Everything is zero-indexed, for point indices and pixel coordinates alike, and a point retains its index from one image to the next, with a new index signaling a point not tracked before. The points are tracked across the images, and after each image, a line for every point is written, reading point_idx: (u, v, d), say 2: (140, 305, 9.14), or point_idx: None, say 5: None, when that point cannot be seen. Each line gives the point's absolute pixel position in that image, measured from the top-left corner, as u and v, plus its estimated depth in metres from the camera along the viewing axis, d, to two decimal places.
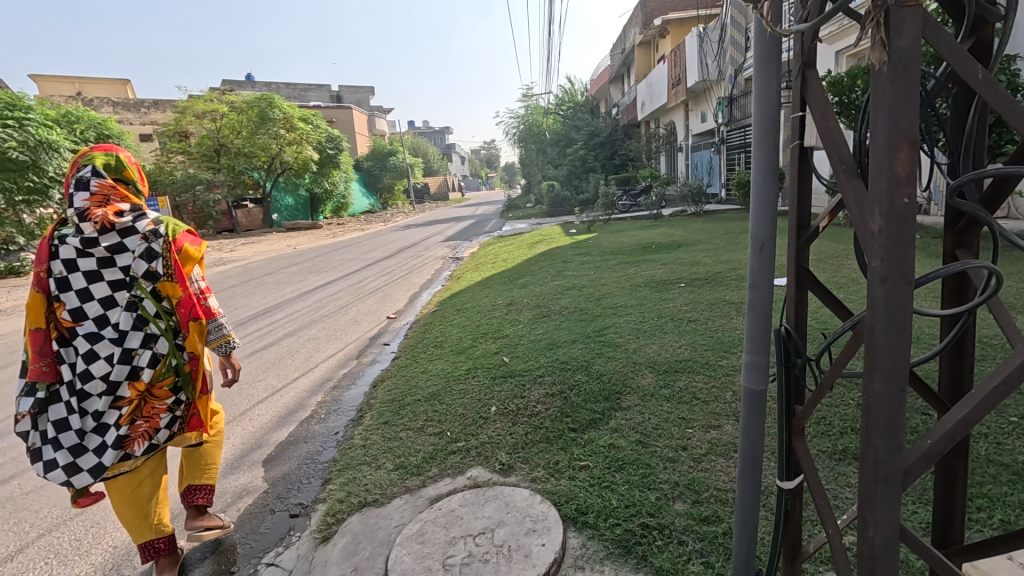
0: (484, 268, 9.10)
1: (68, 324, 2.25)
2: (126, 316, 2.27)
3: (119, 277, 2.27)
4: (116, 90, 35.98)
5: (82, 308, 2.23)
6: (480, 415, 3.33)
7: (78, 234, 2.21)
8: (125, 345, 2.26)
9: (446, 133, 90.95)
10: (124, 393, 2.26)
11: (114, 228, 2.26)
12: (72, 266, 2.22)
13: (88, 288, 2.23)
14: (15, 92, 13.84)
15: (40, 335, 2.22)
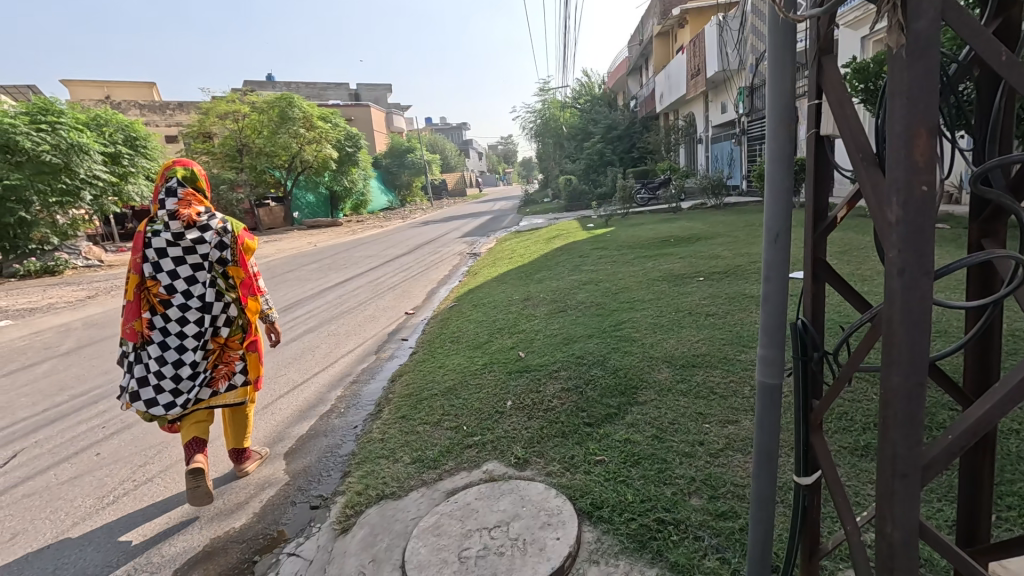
0: (501, 263, 9.12)
1: (158, 297, 2.87)
2: (205, 291, 2.91)
3: (199, 262, 2.91)
4: (142, 93, 36.92)
5: (171, 285, 2.85)
6: (496, 409, 3.35)
7: (169, 230, 2.84)
8: (206, 314, 2.92)
9: (464, 129, 91.04)
10: (209, 347, 2.97)
11: (196, 225, 2.91)
12: (164, 254, 2.83)
13: (175, 270, 2.86)
14: (47, 98, 14.34)
15: (131, 306, 2.86)
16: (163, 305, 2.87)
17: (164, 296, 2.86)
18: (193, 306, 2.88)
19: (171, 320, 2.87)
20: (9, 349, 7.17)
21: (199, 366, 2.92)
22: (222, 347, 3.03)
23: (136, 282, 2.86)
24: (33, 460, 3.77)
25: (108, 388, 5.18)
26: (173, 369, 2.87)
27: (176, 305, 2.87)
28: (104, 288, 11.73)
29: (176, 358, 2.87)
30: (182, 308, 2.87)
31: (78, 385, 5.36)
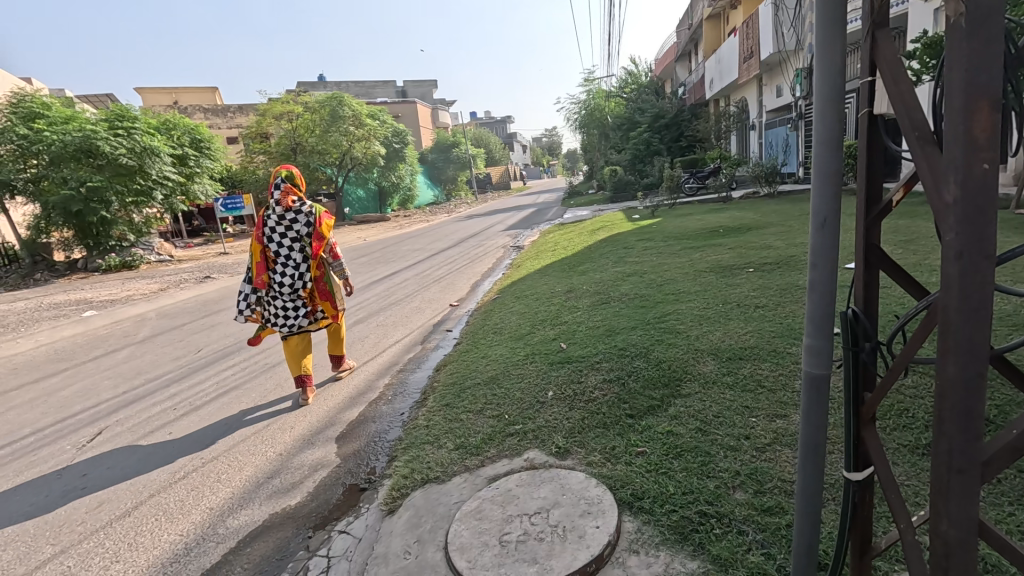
0: (545, 255, 9.14)
1: (271, 258, 4.19)
2: (298, 254, 4.20)
3: (295, 233, 4.21)
4: (206, 98, 39.20)
5: (278, 249, 4.18)
6: (537, 399, 3.38)
7: (276, 210, 4.15)
8: (298, 268, 4.21)
9: (507, 123, 91.17)
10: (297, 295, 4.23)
11: (293, 208, 4.21)
12: (274, 227, 4.16)
13: (281, 238, 4.18)
14: (123, 105, 15.49)
15: (256, 264, 4.22)
16: (274, 264, 4.22)
17: (274, 256, 4.19)
18: (292, 267, 4.19)
19: (278, 273, 4.19)
20: (94, 337, 7.85)
21: (294, 305, 4.19)
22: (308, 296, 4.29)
23: (256, 246, 4.22)
24: (116, 437, 4.13)
25: (179, 374, 5.58)
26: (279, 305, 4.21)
27: (281, 262, 4.19)
28: (174, 281, 12.61)
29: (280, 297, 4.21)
30: (284, 265, 4.19)
31: (152, 370, 5.81)
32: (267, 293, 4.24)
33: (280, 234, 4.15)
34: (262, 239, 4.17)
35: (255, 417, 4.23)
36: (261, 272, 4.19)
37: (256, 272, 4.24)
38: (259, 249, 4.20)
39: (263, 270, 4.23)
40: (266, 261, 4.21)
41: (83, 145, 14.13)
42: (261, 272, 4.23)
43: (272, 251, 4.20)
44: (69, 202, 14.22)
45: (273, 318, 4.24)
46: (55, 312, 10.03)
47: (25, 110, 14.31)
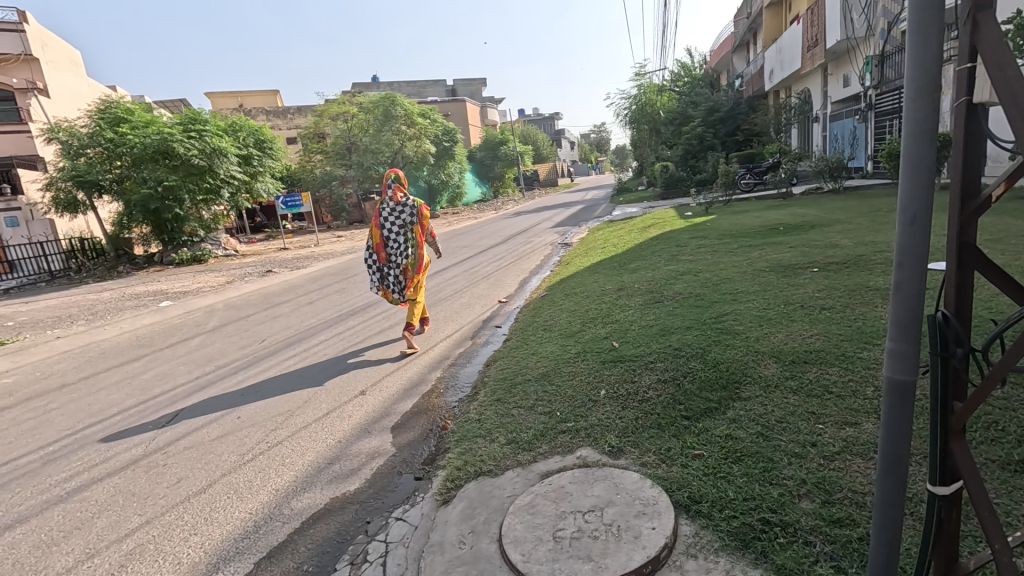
0: (593, 253, 9.05)
1: (382, 240, 5.27)
2: (403, 238, 5.26)
3: (402, 221, 5.28)
4: (268, 100, 41.32)
5: (388, 234, 5.24)
6: (589, 397, 3.37)
7: (388, 203, 5.20)
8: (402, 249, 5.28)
9: (555, 119, 90.68)
10: (401, 270, 5.31)
11: (401, 200, 5.28)
12: (386, 216, 5.24)
13: (392, 225, 5.26)
14: (195, 109, 16.56)
15: (371, 244, 5.37)
16: (384, 244, 5.31)
17: (385, 239, 5.28)
18: (398, 247, 5.26)
19: (388, 252, 5.30)
20: (169, 325, 8.47)
21: (398, 278, 5.29)
22: (408, 272, 5.33)
23: (372, 230, 5.33)
24: (192, 417, 4.47)
25: (246, 361, 5.93)
26: (388, 276, 5.35)
27: (391, 243, 5.28)
28: (239, 274, 13.39)
29: (388, 271, 5.33)
30: (392, 246, 5.28)
31: (221, 358, 6.20)
32: (379, 267, 5.39)
33: (390, 222, 5.22)
34: (375, 225, 5.26)
35: (316, 405, 4.43)
36: (375, 250, 5.34)
37: (372, 250, 5.41)
38: (374, 231, 5.30)
39: (376, 249, 5.37)
40: (378, 242, 5.31)
41: (160, 147, 15.12)
42: (376, 250, 5.37)
43: (384, 235, 5.29)
44: (147, 200, 15.36)
45: (384, 287, 5.39)
46: (136, 302, 10.88)
47: (112, 115, 15.59)
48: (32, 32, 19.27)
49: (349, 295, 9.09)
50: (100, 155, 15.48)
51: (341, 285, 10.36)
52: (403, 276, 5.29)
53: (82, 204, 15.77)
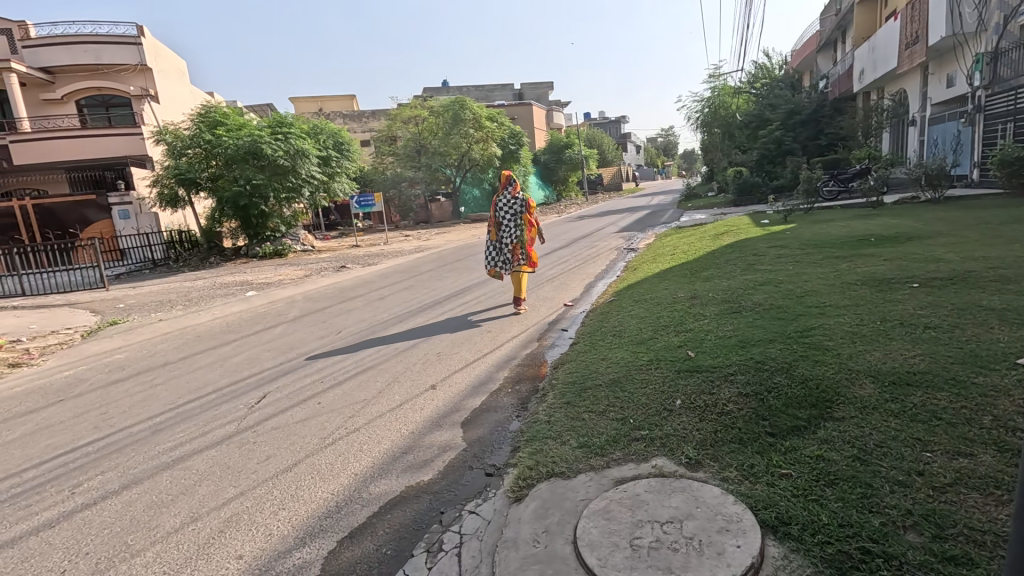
0: (662, 259, 8.83)
1: (498, 224, 7.08)
2: (513, 222, 6.98)
3: (514, 209, 7.04)
4: (345, 104, 43.68)
5: (502, 219, 7.03)
6: (664, 407, 3.29)
7: (502, 195, 6.94)
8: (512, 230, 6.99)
9: (622, 123, 89.15)
10: (511, 249, 7.03)
11: (513, 193, 7.05)
12: (500, 205, 7.02)
13: (506, 212, 7.03)
14: (281, 114, 17.82)
15: (491, 229, 7.21)
16: (500, 228, 7.10)
17: (500, 222, 7.06)
18: (509, 231, 7.01)
19: (502, 234, 7.07)
20: (256, 313, 9.15)
21: (508, 254, 7.01)
22: (517, 249, 7.03)
23: (493, 217, 7.16)
24: (278, 399, 4.82)
25: (325, 350, 6.31)
26: (502, 251, 7.09)
27: (505, 226, 7.08)
28: (316, 269, 14.20)
29: (501, 247, 7.09)
30: (506, 228, 7.06)
31: (301, 346, 6.60)
32: (496, 245, 7.20)
33: (504, 209, 6.99)
34: (493, 212, 7.09)
35: (390, 396, 4.62)
36: (494, 232, 7.18)
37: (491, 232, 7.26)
38: (494, 218, 7.14)
39: (495, 232, 7.19)
40: (495, 225, 7.12)
41: (251, 147, 16.35)
42: (495, 233, 7.20)
43: (501, 219, 7.11)
44: (237, 197, 16.60)
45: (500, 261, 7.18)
46: (226, 291, 11.81)
47: (210, 118, 17.02)
48: (148, 44, 21.44)
49: (418, 293, 9.42)
50: (198, 155, 16.92)
51: (409, 283, 10.75)
52: (511, 253, 7.00)
53: (182, 200, 17.48)
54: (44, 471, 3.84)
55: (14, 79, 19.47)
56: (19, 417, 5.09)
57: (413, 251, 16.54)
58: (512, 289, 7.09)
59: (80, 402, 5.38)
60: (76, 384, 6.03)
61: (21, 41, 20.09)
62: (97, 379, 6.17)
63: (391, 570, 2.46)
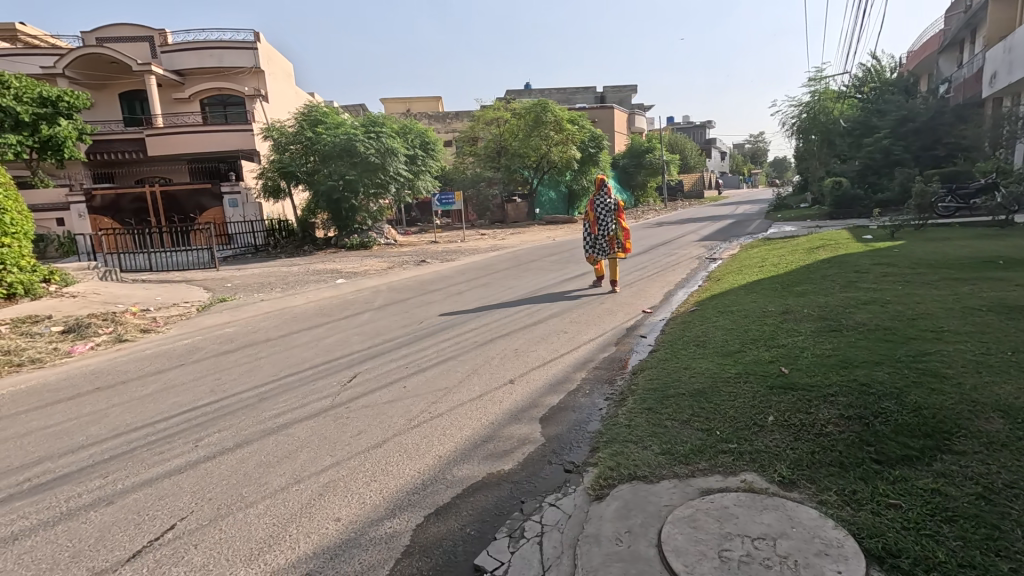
0: (749, 271, 8.44)
1: (595, 221, 8.41)
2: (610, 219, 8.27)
3: (609, 206, 8.40)
4: (430, 106, 45.60)
5: (599, 217, 8.33)
6: (754, 422, 3.17)
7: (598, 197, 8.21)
8: (609, 224, 8.42)
9: (707, 128, 85.58)
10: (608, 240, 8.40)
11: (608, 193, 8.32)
12: (598, 205, 8.32)
13: (602, 209, 8.47)
14: (375, 114, 18.92)
15: (589, 224, 8.55)
16: (597, 224, 8.43)
17: (599, 218, 8.48)
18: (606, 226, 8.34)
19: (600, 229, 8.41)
20: (344, 299, 9.80)
21: (607, 245, 8.39)
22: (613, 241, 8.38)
23: (591, 214, 8.47)
24: (367, 379, 5.17)
25: (408, 337, 6.67)
26: (601, 243, 8.46)
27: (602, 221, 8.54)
28: (399, 262, 14.90)
29: (600, 240, 8.45)
30: (602, 224, 8.38)
31: (387, 333, 7.00)
32: (595, 236, 8.56)
33: (601, 208, 8.33)
34: (591, 210, 8.41)
35: (470, 386, 4.81)
36: (592, 226, 8.52)
37: (590, 225, 8.59)
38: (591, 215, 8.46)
39: (594, 226, 8.54)
40: (593, 221, 8.45)
41: (346, 145, 17.53)
42: (594, 227, 8.55)
43: (597, 216, 8.54)
44: (331, 191, 17.80)
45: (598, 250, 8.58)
46: (317, 278, 12.70)
47: (312, 118, 18.41)
48: (263, 49, 23.70)
49: (494, 290, 9.67)
50: (300, 151, 18.34)
51: (486, 280, 11.01)
52: (609, 245, 8.37)
53: (283, 190, 19.15)
54: (174, 423, 4.38)
55: (153, 81, 22.16)
56: (149, 376, 5.81)
57: (490, 251, 16.90)
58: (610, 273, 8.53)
59: (198, 367, 6.06)
60: (194, 351, 6.78)
61: (160, 47, 22.95)
62: (210, 348, 6.90)
63: (475, 549, 2.58)
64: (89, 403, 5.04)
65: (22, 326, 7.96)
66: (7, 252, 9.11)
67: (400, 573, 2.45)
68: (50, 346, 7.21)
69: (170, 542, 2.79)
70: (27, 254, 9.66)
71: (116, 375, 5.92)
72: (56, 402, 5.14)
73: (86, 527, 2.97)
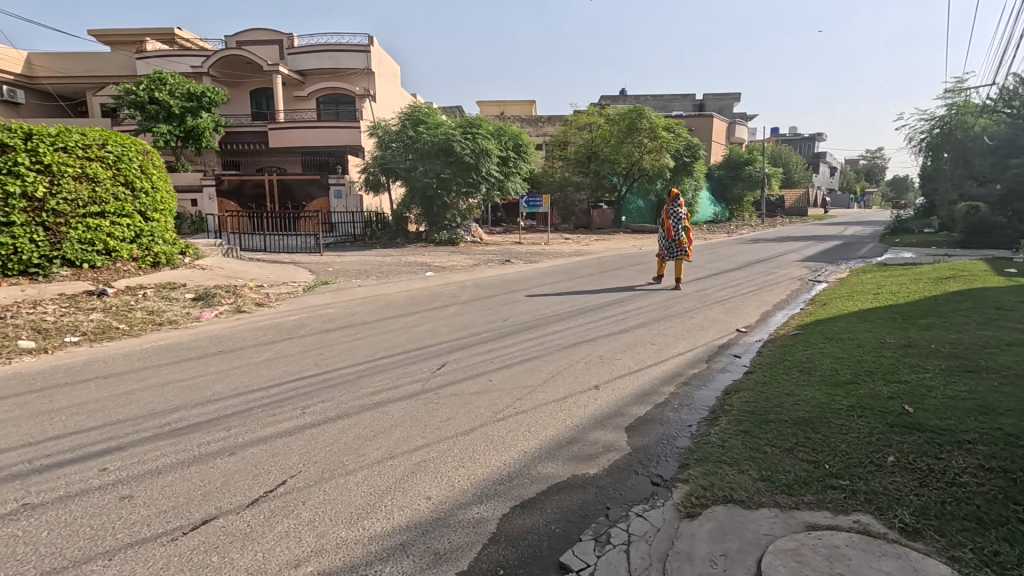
0: (862, 297, 7.72)
1: (667, 228, 9.69)
2: (679, 228, 9.49)
3: (679, 216, 9.57)
4: (524, 109, 46.39)
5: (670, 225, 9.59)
6: (871, 460, 2.91)
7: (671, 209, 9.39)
8: (679, 231, 9.62)
9: (816, 141, 79.40)
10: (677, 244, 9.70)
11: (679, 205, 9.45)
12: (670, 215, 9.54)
13: (675, 218, 9.67)
14: (473, 116, 19.51)
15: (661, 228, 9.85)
16: (668, 230, 9.72)
17: (670, 226, 9.72)
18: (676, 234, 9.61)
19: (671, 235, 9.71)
20: (432, 292, 10.23)
21: (674, 248, 9.73)
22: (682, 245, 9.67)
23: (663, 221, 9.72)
24: (455, 368, 5.38)
25: (493, 333, 6.81)
26: (670, 246, 9.79)
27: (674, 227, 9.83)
28: (483, 260, 15.27)
29: (671, 244, 9.78)
30: (673, 231, 9.64)
31: (473, 327, 7.22)
32: (667, 240, 9.87)
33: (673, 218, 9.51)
34: (664, 219, 9.66)
35: (554, 386, 4.83)
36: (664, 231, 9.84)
37: (662, 231, 9.90)
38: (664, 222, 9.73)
39: (665, 231, 9.83)
40: (665, 228, 9.74)
41: (444, 145, 18.36)
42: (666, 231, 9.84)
43: (669, 223, 9.75)
44: (426, 187, 18.65)
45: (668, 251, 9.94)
46: (408, 269, 13.33)
47: (415, 117, 19.61)
48: (374, 52, 25.36)
49: (577, 294, 9.61)
50: (400, 149, 19.47)
51: (570, 284, 10.98)
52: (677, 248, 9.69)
53: (383, 185, 20.45)
54: (285, 389, 4.83)
55: (279, 79, 24.57)
56: (264, 345, 6.44)
57: (574, 255, 16.81)
58: (676, 271, 9.90)
59: (304, 341, 6.62)
60: (300, 327, 7.40)
61: (288, 50, 25.40)
62: (313, 326, 7.49)
63: (560, 547, 2.59)
64: (216, 363, 5.70)
65: (163, 291, 9.13)
66: (155, 225, 10.49)
67: (486, 557, 2.52)
68: (184, 310, 8.20)
69: (283, 496, 3.07)
70: (170, 229, 11.04)
71: (235, 342, 6.61)
72: (190, 360, 5.83)
73: (213, 472, 3.35)
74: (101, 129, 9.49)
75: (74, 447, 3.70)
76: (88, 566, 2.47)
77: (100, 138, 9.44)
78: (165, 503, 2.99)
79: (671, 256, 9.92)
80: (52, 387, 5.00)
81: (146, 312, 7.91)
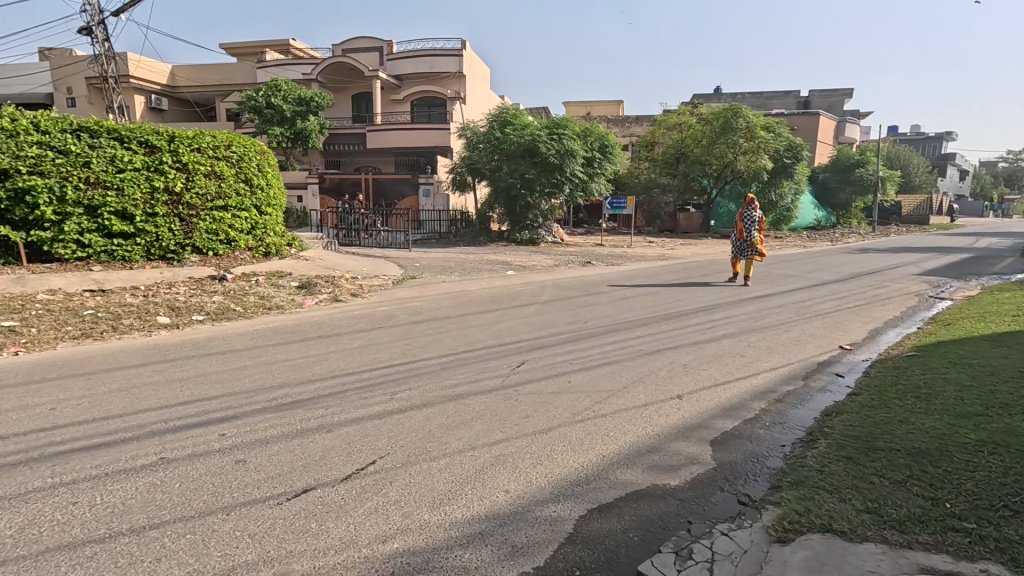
0: (996, 319, 6.77)
1: (741, 227, 9.99)
2: (753, 227, 9.81)
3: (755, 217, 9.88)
4: (610, 108, 45.60)
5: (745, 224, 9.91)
6: (1004, 504, 2.57)
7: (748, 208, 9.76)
8: (752, 232, 9.87)
9: (943, 140, 70.64)
10: (750, 242, 9.93)
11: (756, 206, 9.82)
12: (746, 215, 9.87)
13: (750, 219, 9.95)
14: (560, 116, 19.47)
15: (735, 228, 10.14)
16: (742, 229, 10.00)
17: (744, 226, 9.99)
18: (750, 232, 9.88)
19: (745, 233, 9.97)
20: (512, 290, 10.37)
21: (747, 246, 9.94)
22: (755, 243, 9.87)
23: (738, 221, 10.04)
24: (533, 367, 5.44)
25: (571, 334, 6.80)
26: (742, 245, 10.02)
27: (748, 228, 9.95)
28: (564, 261, 15.23)
29: (744, 243, 9.99)
30: (747, 230, 9.91)
31: (552, 326, 7.25)
32: (740, 239, 10.10)
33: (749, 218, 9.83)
34: (740, 219, 9.98)
35: (634, 393, 4.72)
36: (738, 230, 10.10)
37: (735, 232, 10.16)
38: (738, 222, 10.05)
39: (738, 231, 10.10)
40: (739, 228, 10.02)
41: (530, 145, 18.53)
42: (739, 231, 10.09)
43: (743, 224, 10.05)
44: (510, 187, 18.94)
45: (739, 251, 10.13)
46: (490, 267, 13.66)
47: (503, 118, 19.84)
48: (466, 55, 26.20)
49: (660, 299, 9.30)
50: (487, 149, 19.92)
51: (652, 288, 10.65)
52: (750, 246, 9.90)
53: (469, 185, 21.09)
54: (375, 374, 5.16)
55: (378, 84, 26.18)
56: (357, 332, 6.90)
57: (657, 259, 16.29)
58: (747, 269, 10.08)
59: (392, 331, 7.01)
60: (389, 317, 7.86)
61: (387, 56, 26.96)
62: (401, 317, 7.92)
63: (638, 555, 2.54)
64: (315, 346, 6.20)
65: (272, 278, 10.04)
66: (268, 219, 11.55)
67: (562, 556, 2.53)
68: (289, 297, 8.98)
69: (372, 475, 3.28)
70: (280, 223, 12.09)
71: (333, 328, 7.14)
72: (292, 342, 6.40)
73: (312, 446, 3.66)
74: (228, 132, 10.60)
75: (199, 412, 4.20)
76: (210, 518, 2.80)
77: (227, 140, 10.55)
78: (273, 470, 3.32)
79: (742, 255, 10.09)
80: (183, 358, 5.72)
81: (258, 297, 8.77)
